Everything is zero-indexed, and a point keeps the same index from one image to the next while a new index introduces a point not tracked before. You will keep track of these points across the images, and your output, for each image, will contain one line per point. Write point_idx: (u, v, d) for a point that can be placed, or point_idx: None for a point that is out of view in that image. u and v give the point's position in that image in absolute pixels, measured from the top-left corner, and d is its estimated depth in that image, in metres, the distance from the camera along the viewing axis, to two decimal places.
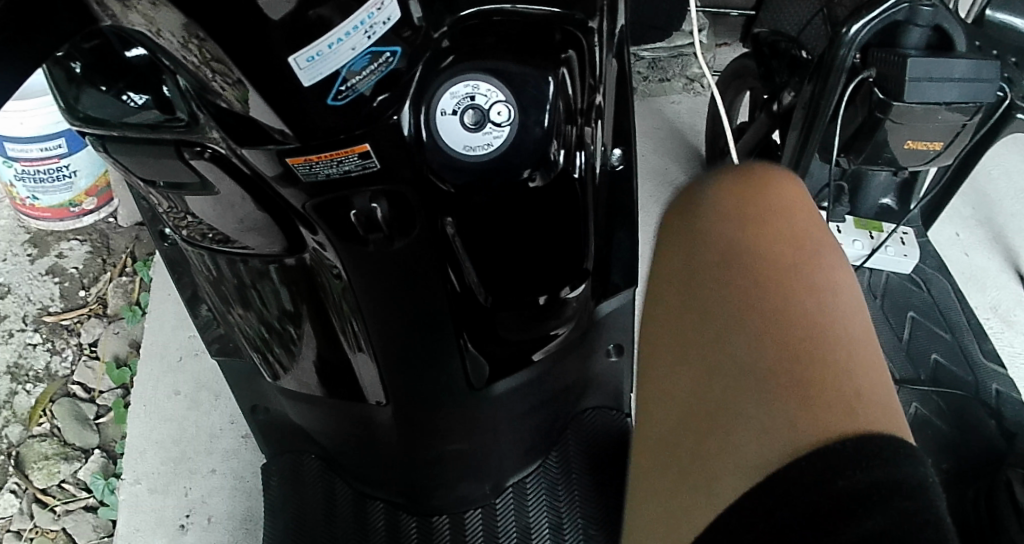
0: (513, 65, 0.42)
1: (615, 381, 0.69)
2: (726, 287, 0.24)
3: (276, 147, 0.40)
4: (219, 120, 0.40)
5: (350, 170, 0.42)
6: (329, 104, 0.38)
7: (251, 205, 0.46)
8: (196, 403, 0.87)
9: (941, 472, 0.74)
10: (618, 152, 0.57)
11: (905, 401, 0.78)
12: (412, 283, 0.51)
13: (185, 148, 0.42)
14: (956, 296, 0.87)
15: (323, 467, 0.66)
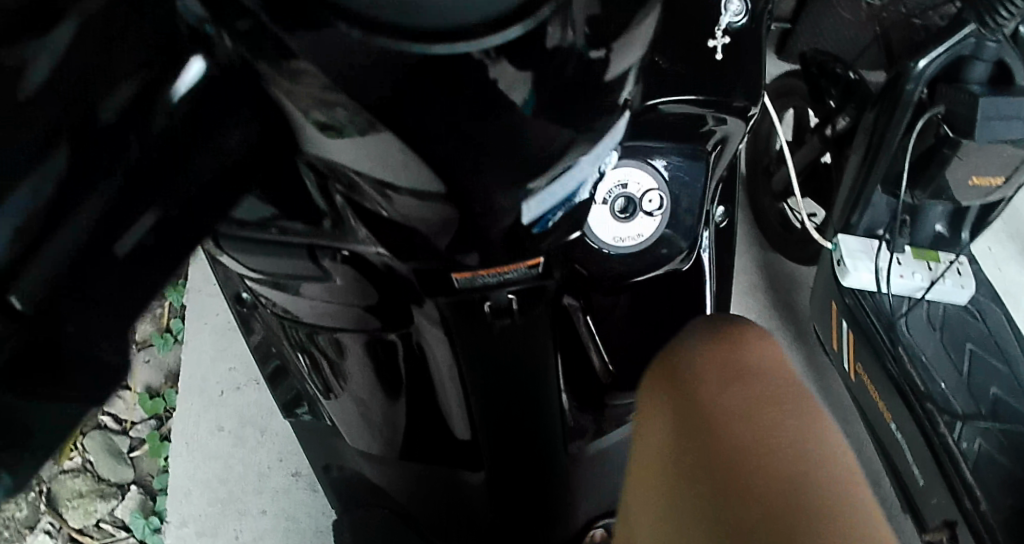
0: (665, 151, 0.44)
1: None
2: (700, 460, 0.26)
3: (442, 268, 0.36)
4: (376, 231, 0.35)
5: (513, 278, 0.38)
6: (535, 231, 0.34)
7: (373, 290, 0.44)
8: (243, 439, 0.84)
9: (1006, 508, 0.74)
10: (723, 210, 0.55)
11: (969, 438, 0.78)
12: (522, 357, 0.50)
13: (326, 250, 0.39)
14: (1011, 326, 0.87)
15: (396, 521, 0.64)
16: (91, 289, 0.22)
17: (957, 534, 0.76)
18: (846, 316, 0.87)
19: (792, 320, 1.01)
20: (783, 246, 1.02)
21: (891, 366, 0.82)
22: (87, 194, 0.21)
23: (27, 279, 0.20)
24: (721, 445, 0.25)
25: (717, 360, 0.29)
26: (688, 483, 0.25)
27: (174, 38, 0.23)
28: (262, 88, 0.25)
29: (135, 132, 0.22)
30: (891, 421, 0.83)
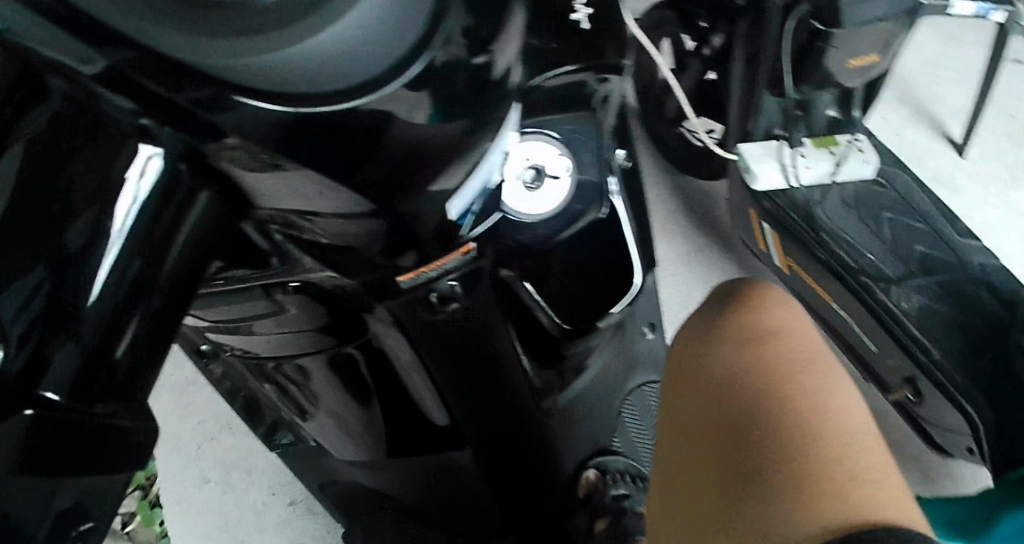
0: (560, 118, 0.47)
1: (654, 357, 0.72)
2: (724, 378, 0.28)
3: (388, 273, 0.42)
4: (323, 259, 0.40)
5: (451, 266, 0.43)
6: (460, 224, 0.40)
7: (325, 309, 0.47)
8: (231, 484, 0.84)
9: (960, 350, 0.81)
10: (623, 151, 0.56)
11: (909, 297, 0.84)
12: (479, 341, 0.52)
13: (277, 288, 0.43)
14: (918, 185, 0.93)
15: (399, 518, 0.67)
16: (103, 383, 0.24)
17: (920, 386, 0.83)
18: (767, 218, 0.90)
19: (717, 232, 1.04)
20: (692, 166, 1.04)
21: (820, 253, 0.86)
22: (86, 293, 0.23)
23: (52, 383, 0.22)
24: (750, 376, 0.28)
25: (744, 300, 0.31)
26: (714, 401, 0.28)
27: (118, 135, 0.23)
28: (211, 164, 0.26)
29: (111, 232, 0.23)
30: (832, 302, 0.87)
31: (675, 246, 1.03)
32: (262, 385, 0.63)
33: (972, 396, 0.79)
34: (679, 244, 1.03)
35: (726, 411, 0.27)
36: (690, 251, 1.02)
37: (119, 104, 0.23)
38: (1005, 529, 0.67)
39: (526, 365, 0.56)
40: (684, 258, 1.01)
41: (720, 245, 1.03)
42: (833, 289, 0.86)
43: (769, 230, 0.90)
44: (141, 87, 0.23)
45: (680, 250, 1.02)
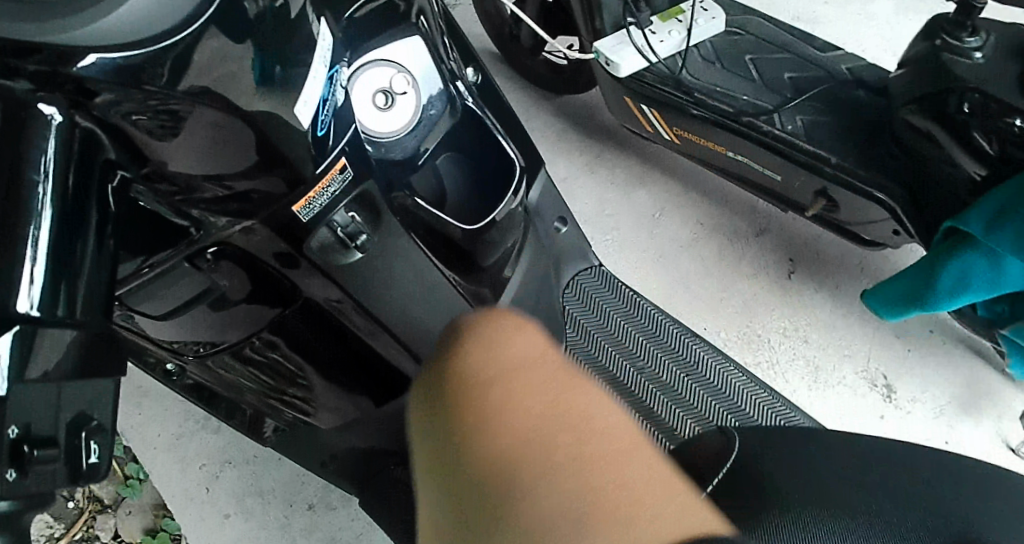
0: (387, 40, 0.51)
1: (579, 246, 0.77)
2: (491, 426, 0.22)
3: (277, 206, 0.46)
4: (219, 206, 0.45)
5: (336, 189, 0.48)
6: (321, 135, 0.45)
7: (251, 280, 0.53)
8: (249, 510, 0.87)
9: (852, 149, 0.88)
10: (470, 69, 0.65)
11: (792, 120, 0.89)
12: (395, 262, 0.58)
13: (198, 257, 0.49)
14: (769, 22, 0.98)
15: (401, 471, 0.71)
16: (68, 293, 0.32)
17: (830, 193, 0.89)
18: (642, 99, 0.95)
19: (608, 134, 1.08)
20: (563, 86, 1.07)
21: (696, 112, 0.91)
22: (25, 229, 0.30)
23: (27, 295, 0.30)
24: (527, 430, 0.21)
25: (489, 341, 0.24)
26: (496, 459, 0.21)
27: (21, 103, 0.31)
28: (108, 121, 0.34)
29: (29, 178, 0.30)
30: (726, 150, 0.93)
31: (575, 160, 1.06)
32: (246, 385, 0.69)
33: (876, 182, 0.86)
34: (578, 157, 1.06)
35: (506, 463, 0.21)
36: (590, 160, 1.06)
37: (21, 87, 0.31)
38: (947, 288, 0.80)
39: (450, 276, 0.63)
40: (587, 168, 1.06)
41: (616, 143, 1.08)
42: (724, 139, 0.92)
43: (648, 109, 0.95)
44: (30, 69, 0.30)
45: (580, 162, 1.06)
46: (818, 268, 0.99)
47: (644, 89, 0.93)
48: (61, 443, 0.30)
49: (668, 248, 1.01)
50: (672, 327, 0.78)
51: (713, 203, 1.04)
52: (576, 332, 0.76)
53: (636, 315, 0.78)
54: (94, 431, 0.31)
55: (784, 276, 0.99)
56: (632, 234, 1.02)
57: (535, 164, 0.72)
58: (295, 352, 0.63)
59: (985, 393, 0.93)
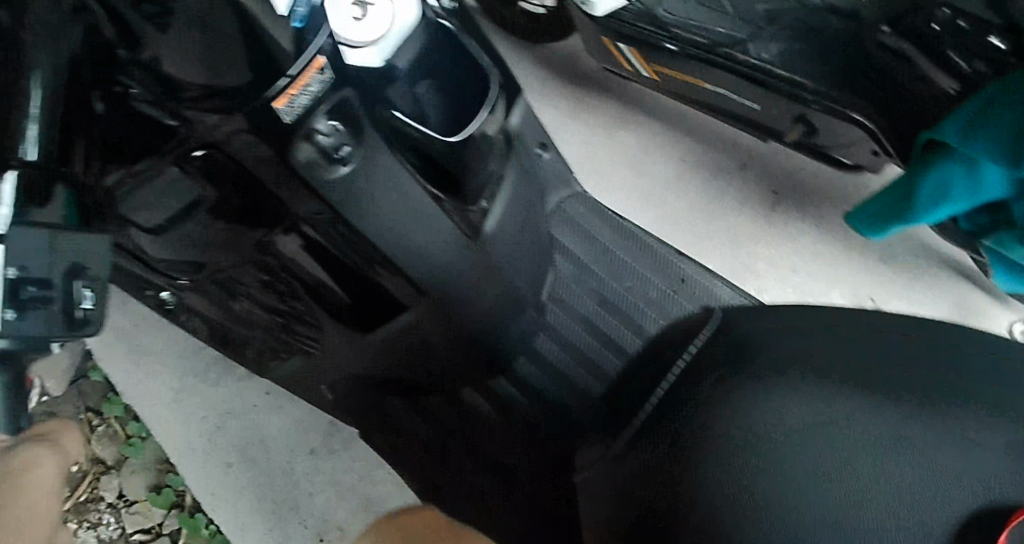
0: None
1: (564, 172, 0.78)
2: None
3: (259, 100, 0.49)
4: (202, 104, 0.50)
5: (316, 88, 0.51)
6: (295, 26, 0.48)
7: (235, 189, 0.58)
8: (253, 459, 0.88)
9: (830, 73, 0.87)
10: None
11: (766, 48, 0.87)
12: (382, 179, 0.60)
13: (185, 161, 0.55)
14: None
15: (404, 401, 0.76)
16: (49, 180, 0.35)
17: (809, 118, 0.88)
18: (618, 38, 0.89)
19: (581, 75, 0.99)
20: (531, 31, 0.97)
21: (674, 48, 0.87)
22: None
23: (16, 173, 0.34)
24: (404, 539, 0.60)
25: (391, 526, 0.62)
26: None
27: None
28: None
29: None
30: (706, 84, 0.90)
31: (558, 103, 0.98)
32: (251, 316, 0.75)
33: (853, 102, 0.86)
34: (560, 100, 0.98)
35: None
36: (574, 106, 0.98)
37: None
38: (927, 196, 0.81)
39: (438, 196, 0.65)
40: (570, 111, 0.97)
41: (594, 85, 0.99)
42: (702, 73, 0.88)
43: (626, 49, 0.90)
44: None
45: (563, 106, 0.98)
46: (804, 199, 0.96)
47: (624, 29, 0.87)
48: (55, 284, 0.36)
49: (655, 186, 0.96)
50: (655, 245, 0.82)
51: (698, 141, 0.97)
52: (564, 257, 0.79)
53: (626, 238, 0.82)
54: (85, 280, 0.37)
55: (770, 208, 0.95)
56: (617, 177, 0.96)
57: (515, 89, 0.72)
58: (282, 275, 0.67)
59: (973, 312, 0.93)
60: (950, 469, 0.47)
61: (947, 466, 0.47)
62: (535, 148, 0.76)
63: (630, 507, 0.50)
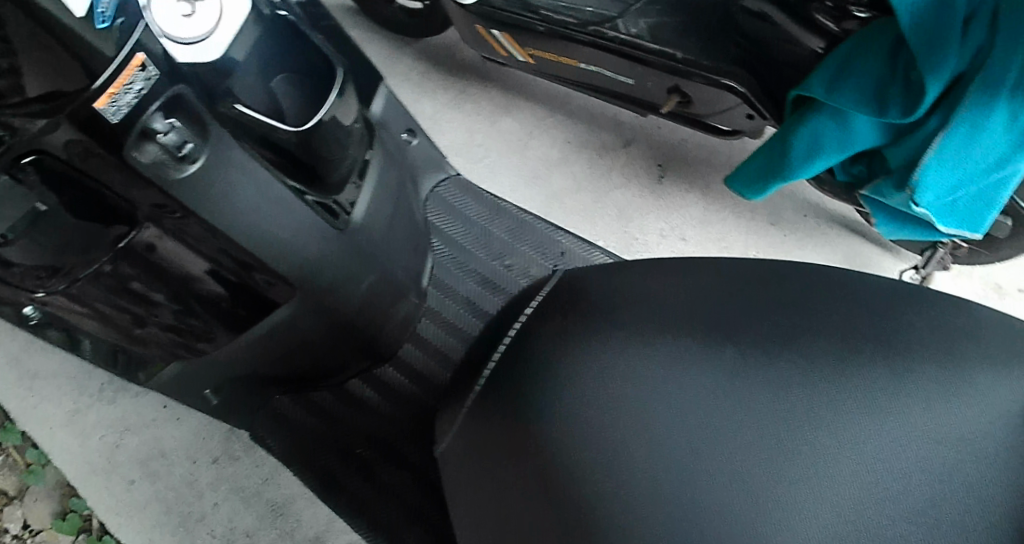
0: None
1: (435, 158, 0.79)
2: None
3: (79, 101, 0.50)
4: (26, 109, 0.50)
5: (142, 87, 0.51)
6: (100, 29, 0.49)
7: (74, 192, 0.57)
8: (155, 473, 0.86)
9: (696, 42, 0.87)
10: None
11: (636, 24, 0.87)
12: (234, 176, 0.58)
13: (15, 169, 0.53)
14: None
15: (293, 398, 0.78)
16: None
17: (683, 88, 0.88)
18: (490, 23, 0.89)
19: (459, 63, 0.98)
20: (408, 25, 0.96)
21: (544, 30, 0.87)
22: None
23: None
24: None
25: None
26: None
27: None
28: None
29: None
30: (579, 63, 0.90)
31: (439, 95, 0.96)
32: (142, 330, 0.72)
33: (724, 67, 0.86)
34: (442, 92, 0.96)
35: None
36: (453, 95, 0.96)
37: None
38: (800, 152, 0.82)
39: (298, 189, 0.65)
40: (452, 102, 0.95)
41: (473, 73, 0.97)
42: (574, 51, 0.89)
43: (499, 34, 0.90)
44: None
45: (443, 97, 0.96)
46: (690, 169, 0.95)
47: (494, 14, 0.88)
48: None
49: (539, 167, 0.93)
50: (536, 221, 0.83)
51: (580, 122, 0.96)
52: (441, 241, 0.80)
53: (498, 216, 0.83)
54: None
55: (655, 181, 0.94)
56: (501, 164, 0.93)
57: (372, 79, 0.75)
58: (152, 279, 0.67)
59: (865, 264, 0.93)
60: (865, 452, 0.44)
61: (862, 446, 0.44)
62: (403, 134, 0.77)
63: (513, 486, 0.46)
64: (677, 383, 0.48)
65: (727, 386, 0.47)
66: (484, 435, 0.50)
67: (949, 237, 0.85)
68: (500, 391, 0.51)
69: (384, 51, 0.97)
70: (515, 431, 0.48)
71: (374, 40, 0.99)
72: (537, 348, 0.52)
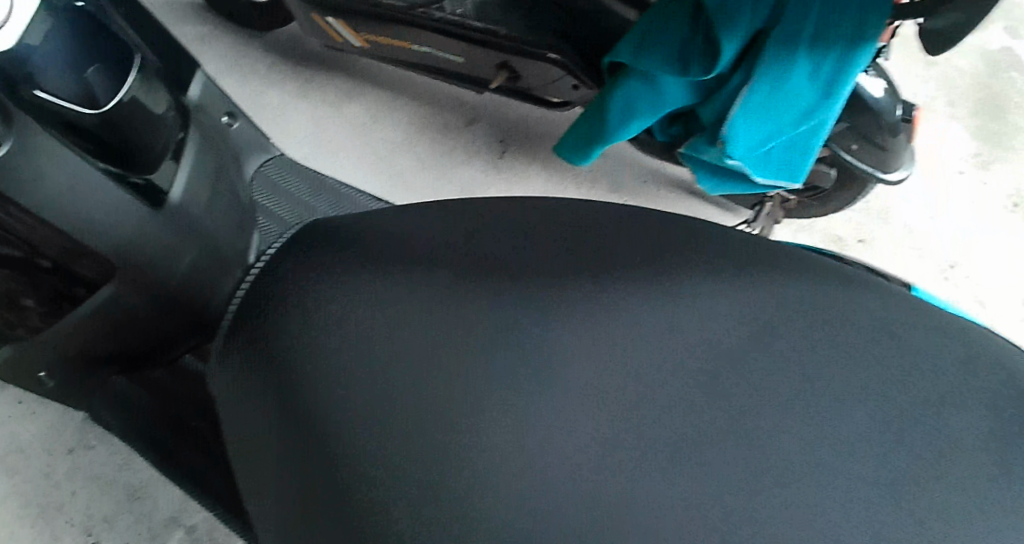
0: None
1: (260, 140, 0.83)
2: None
3: None
4: None
5: None
6: None
7: None
8: (13, 467, 0.88)
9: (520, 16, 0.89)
10: None
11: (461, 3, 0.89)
12: (43, 170, 0.59)
13: None
14: None
15: (129, 379, 0.80)
16: None
17: (511, 64, 0.92)
18: (324, 10, 0.93)
19: (305, 56, 1.04)
20: (253, 20, 1.01)
21: (374, 15, 0.91)
22: None
23: None
24: None
25: None
26: None
27: None
28: None
29: None
30: (412, 44, 0.94)
31: (286, 86, 1.02)
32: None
33: (545, 41, 0.89)
34: (289, 83, 1.02)
35: None
36: (299, 85, 1.02)
37: None
38: (619, 117, 0.86)
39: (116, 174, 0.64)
40: (297, 92, 1.01)
41: (320, 65, 1.03)
42: (406, 33, 0.92)
43: (332, 20, 0.94)
44: None
45: (290, 88, 1.02)
46: (529, 144, 1.01)
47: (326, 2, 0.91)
48: None
49: (382, 148, 1.00)
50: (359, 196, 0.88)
51: (423, 103, 1.03)
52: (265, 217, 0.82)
53: (322, 191, 0.88)
54: None
55: (497, 156, 1.00)
56: (346, 149, 0.99)
57: (187, 64, 0.78)
58: None
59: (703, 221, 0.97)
60: (607, 381, 0.45)
61: (603, 376, 0.45)
62: (223, 117, 0.81)
63: (268, 423, 0.48)
64: (407, 321, 0.49)
65: (457, 321, 0.48)
66: (239, 380, 0.51)
67: (771, 189, 0.89)
68: (250, 335, 0.52)
69: (234, 47, 1.03)
70: (267, 373, 0.50)
71: (225, 37, 1.03)
72: (297, 298, 0.52)
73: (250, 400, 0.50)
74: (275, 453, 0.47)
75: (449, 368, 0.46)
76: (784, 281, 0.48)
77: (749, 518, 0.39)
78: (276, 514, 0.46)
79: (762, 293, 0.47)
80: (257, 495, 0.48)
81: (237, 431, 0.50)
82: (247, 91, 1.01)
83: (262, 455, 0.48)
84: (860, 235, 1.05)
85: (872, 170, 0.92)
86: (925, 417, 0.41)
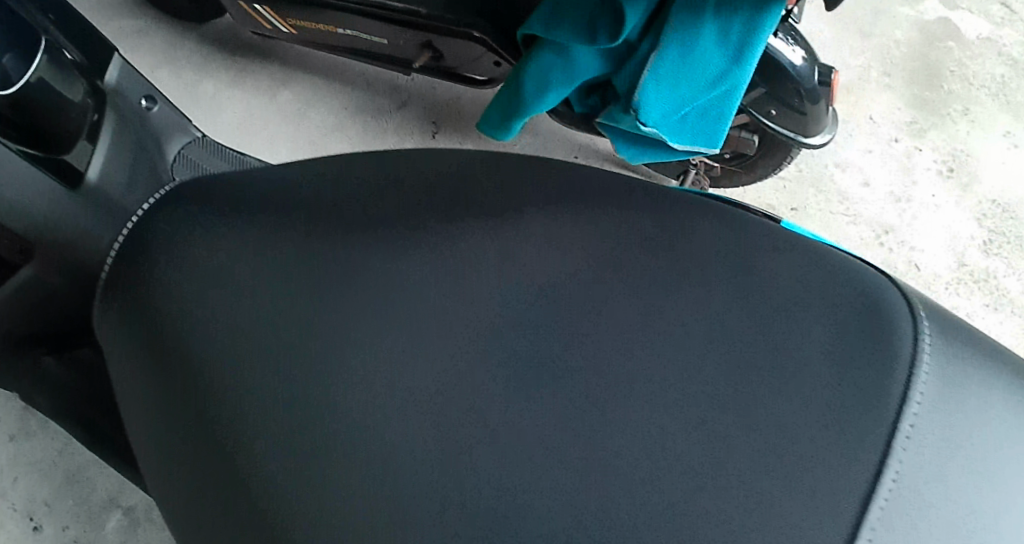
0: None
1: (180, 123, 0.85)
2: None
3: None
4: None
5: None
6: None
7: None
8: None
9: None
10: None
11: None
12: None
13: None
14: None
15: None
16: None
17: (432, 44, 0.94)
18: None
19: (240, 46, 1.05)
20: (186, 13, 1.03)
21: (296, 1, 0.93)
22: None
23: None
24: None
25: None
26: None
27: None
28: None
29: None
30: (337, 28, 0.96)
31: (221, 75, 1.04)
32: None
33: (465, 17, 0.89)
34: (223, 73, 1.04)
35: None
36: (234, 74, 1.04)
37: None
38: (534, 89, 0.87)
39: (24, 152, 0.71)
40: (232, 81, 1.03)
41: (255, 55, 1.05)
42: (329, 17, 0.94)
43: (258, 7, 0.95)
44: None
45: (225, 77, 1.04)
46: (459, 124, 1.04)
47: None
48: None
49: (315, 134, 1.02)
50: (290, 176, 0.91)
51: (355, 88, 1.05)
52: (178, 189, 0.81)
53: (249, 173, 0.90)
54: None
55: (428, 137, 1.03)
56: (281, 134, 1.01)
57: (102, 51, 0.80)
58: None
59: None
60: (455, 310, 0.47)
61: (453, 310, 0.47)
62: (140, 100, 0.82)
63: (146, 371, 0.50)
64: (273, 265, 0.51)
65: (319, 267, 0.50)
66: (122, 333, 0.53)
67: (690, 154, 0.90)
68: (127, 286, 0.54)
69: (169, 39, 1.05)
70: (145, 323, 0.52)
71: (161, 30, 1.05)
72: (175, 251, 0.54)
73: (126, 347, 0.53)
74: (154, 395, 0.50)
75: (307, 310, 0.49)
76: (626, 216, 0.51)
77: (565, 433, 0.43)
78: (157, 449, 0.50)
79: (599, 224, 0.50)
80: (143, 439, 0.51)
81: (122, 379, 0.52)
82: (184, 81, 1.03)
83: (144, 403, 0.51)
84: (791, 203, 1.07)
85: (794, 135, 0.93)
86: (731, 331, 0.44)
